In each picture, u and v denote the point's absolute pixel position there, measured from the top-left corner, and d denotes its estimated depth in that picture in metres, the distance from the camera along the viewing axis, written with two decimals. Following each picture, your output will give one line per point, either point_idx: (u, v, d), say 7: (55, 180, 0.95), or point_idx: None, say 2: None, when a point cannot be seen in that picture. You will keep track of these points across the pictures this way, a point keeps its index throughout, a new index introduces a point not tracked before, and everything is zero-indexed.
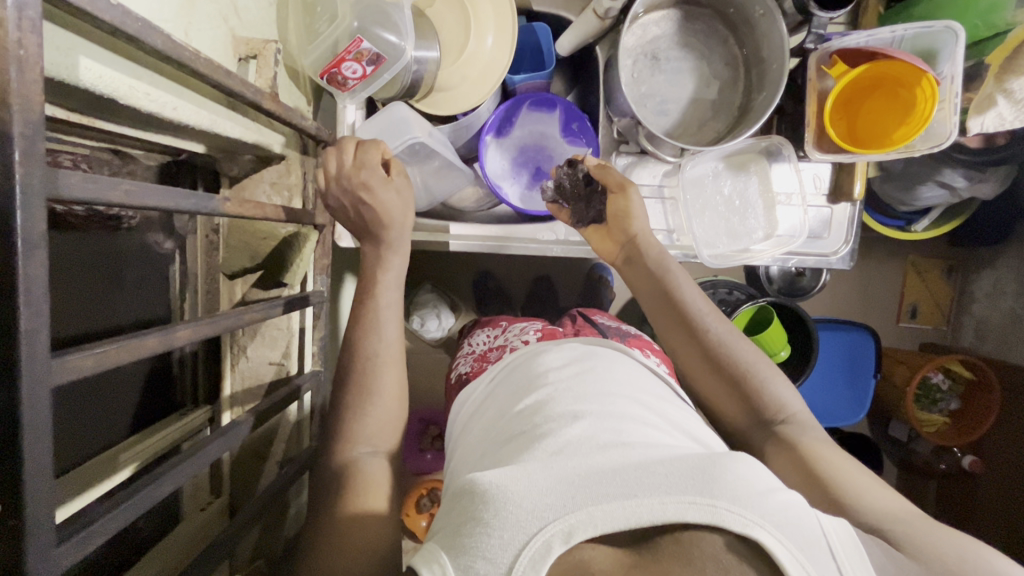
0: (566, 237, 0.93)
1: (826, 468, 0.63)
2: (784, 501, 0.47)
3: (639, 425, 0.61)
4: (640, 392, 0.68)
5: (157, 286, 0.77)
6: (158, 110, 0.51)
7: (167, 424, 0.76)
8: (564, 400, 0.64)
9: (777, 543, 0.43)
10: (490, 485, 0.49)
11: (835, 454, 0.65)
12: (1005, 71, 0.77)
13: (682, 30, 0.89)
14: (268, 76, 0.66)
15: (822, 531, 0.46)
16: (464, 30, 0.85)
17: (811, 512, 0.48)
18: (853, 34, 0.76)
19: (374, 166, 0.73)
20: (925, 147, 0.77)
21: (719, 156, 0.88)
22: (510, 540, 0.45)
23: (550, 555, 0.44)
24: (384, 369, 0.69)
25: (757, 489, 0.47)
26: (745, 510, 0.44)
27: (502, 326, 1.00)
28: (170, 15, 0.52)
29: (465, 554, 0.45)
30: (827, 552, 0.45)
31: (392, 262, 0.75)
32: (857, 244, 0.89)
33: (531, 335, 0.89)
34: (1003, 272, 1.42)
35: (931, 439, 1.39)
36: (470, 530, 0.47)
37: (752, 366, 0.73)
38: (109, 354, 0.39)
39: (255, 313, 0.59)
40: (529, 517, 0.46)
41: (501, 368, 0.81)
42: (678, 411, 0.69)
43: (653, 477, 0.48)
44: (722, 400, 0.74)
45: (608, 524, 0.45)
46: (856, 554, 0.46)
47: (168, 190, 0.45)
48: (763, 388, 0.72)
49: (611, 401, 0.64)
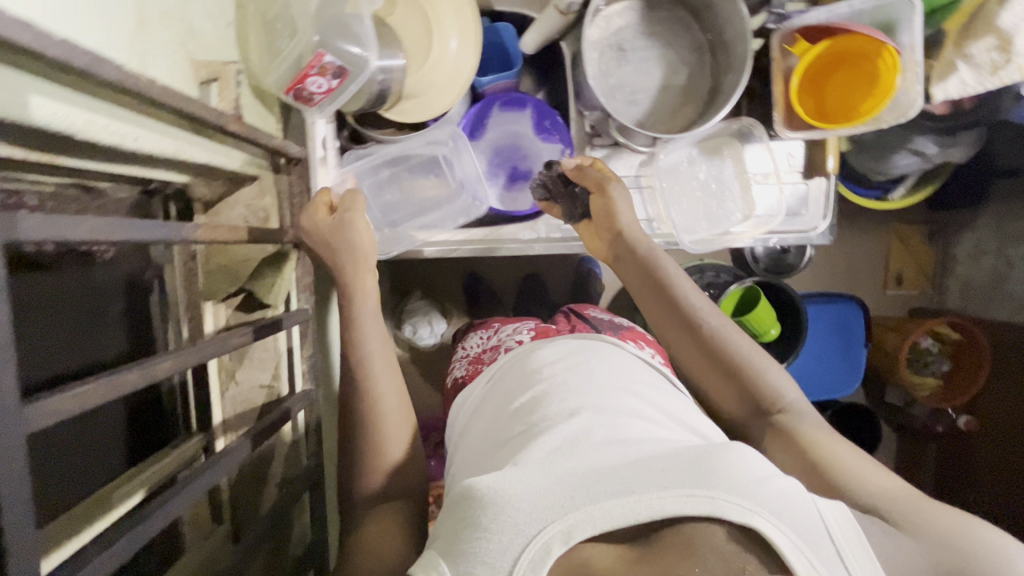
0: (548, 234, 0.93)
1: (821, 453, 0.63)
2: (780, 488, 0.48)
3: (635, 420, 0.61)
4: (635, 384, 0.68)
5: (139, 318, 0.77)
6: (119, 142, 0.51)
7: (162, 456, 0.75)
8: (559, 397, 0.64)
9: (776, 531, 0.43)
10: (487, 488, 0.49)
11: (832, 440, 0.65)
12: (963, 37, 0.78)
13: (646, 18, 0.89)
14: (231, 98, 0.67)
15: (821, 518, 0.47)
16: (426, 33, 0.83)
17: (808, 498, 0.48)
18: (811, 11, 0.76)
19: (315, 211, 0.75)
20: (892, 118, 0.77)
21: (693, 142, 0.89)
22: (509, 543, 0.45)
23: (550, 556, 0.44)
24: (387, 388, 0.71)
25: (753, 478, 0.48)
26: (741, 498, 0.45)
27: (495, 327, 1.00)
28: (123, 45, 0.51)
29: (465, 560, 0.45)
30: (827, 538, 0.45)
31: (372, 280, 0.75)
32: (834, 219, 0.90)
33: (525, 334, 0.90)
34: (984, 232, 1.43)
35: (929, 403, 1.41)
36: (468, 535, 0.47)
37: (748, 355, 0.73)
38: (91, 392, 0.39)
39: (237, 338, 0.59)
40: (527, 519, 0.46)
41: (497, 370, 0.81)
42: (674, 402, 0.69)
43: (650, 473, 0.48)
44: (718, 390, 0.74)
45: (606, 523, 0.45)
46: (857, 540, 0.46)
47: (134, 222, 0.44)
48: (759, 375, 0.72)
49: (605, 395, 0.64)
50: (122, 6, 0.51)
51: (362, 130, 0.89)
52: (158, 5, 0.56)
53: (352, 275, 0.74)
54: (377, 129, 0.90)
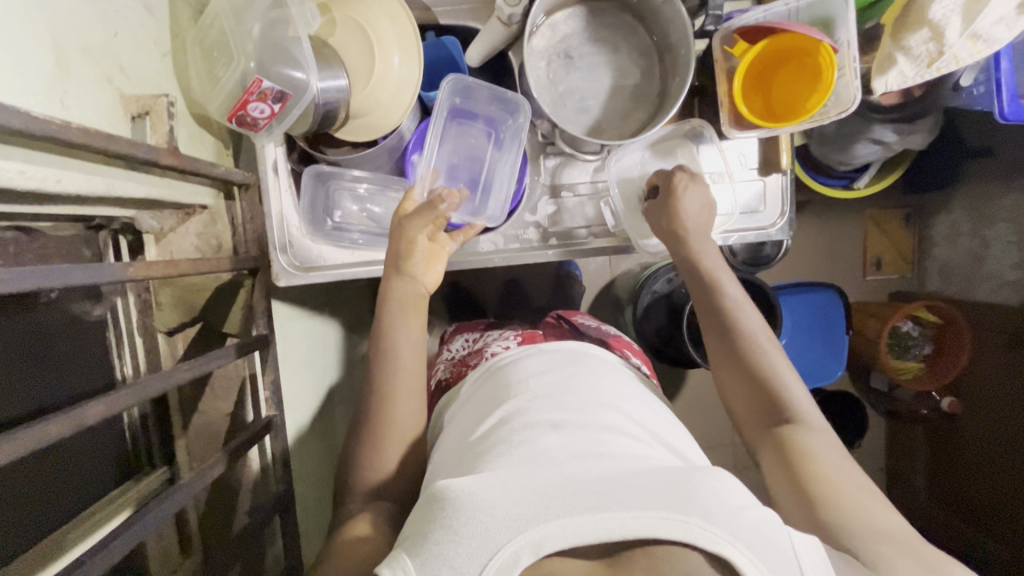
0: (506, 246, 0.89)
1: (817, 476, 0.63)
2: (756, 518, 0.47)
3: (619, 436, 0.60)
4: (618, 400, 0.67)
5: (92, 356, 0.75)
6: (41, 186, 0.50)
7: (125, 490, 0.76)
8: (542, 407, 0.64)
9: (748, 562, 0.43)
10: (461, 491, 0.49)
11: (840, 473, 0.63)
12: (899, 30, 0.78)
13: (592, 24, 0.89)
14: (163, 132, 0.65)
15: (794, 551, 0.47)
16: (368, 52, 0.81)
17: (783, 531, 0.48)
18: (750, 11, 0.78)
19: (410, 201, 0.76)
20: (835, 113, 0.77)
21: (645, 146, 0.90)
22: (477, 548, 0.45)
23: (518, 565, 0.44)
24: (404, 402, 0.70)
25: (733, 505, 0.47)
26: (716, 528, 0.44)
27: (480, 333, 1.00)
28: (39, 87, 0.51)
29: (432, 563, 0.46)
30: (796, 569, 0.46)
31: (420, 280, 0.75)
32: (792, 214, 0.90)
33: (512, 341, 0.89)
34: (957, 213, 1.43)
35: (910, 387, 1.41)
36: (437, 538, 0.47)
37: (776, 369, 0.72)
38: (6, 449, 0.40)
39: (180, 374, 0.60)
40: (497, 527, 0.46)
41: (475, 380, 0.79)
42: (655, 417, 0.69)
43: (626, 492, 0.47)
44: (739, 400, 0.73)
45: (577, 537, 0.45)
46: (825, 571, 0.47)
47: (45, 269, 0.45)
48: (779, 392, 0.71)
49: (587, 410, 0.63)
50: (37, 49, 0.51)
51: (315, 152, 0.87)
52: (79, 44, 0.56)
53: (395, 277, 0.74)
54: (331, 149, 0.87)
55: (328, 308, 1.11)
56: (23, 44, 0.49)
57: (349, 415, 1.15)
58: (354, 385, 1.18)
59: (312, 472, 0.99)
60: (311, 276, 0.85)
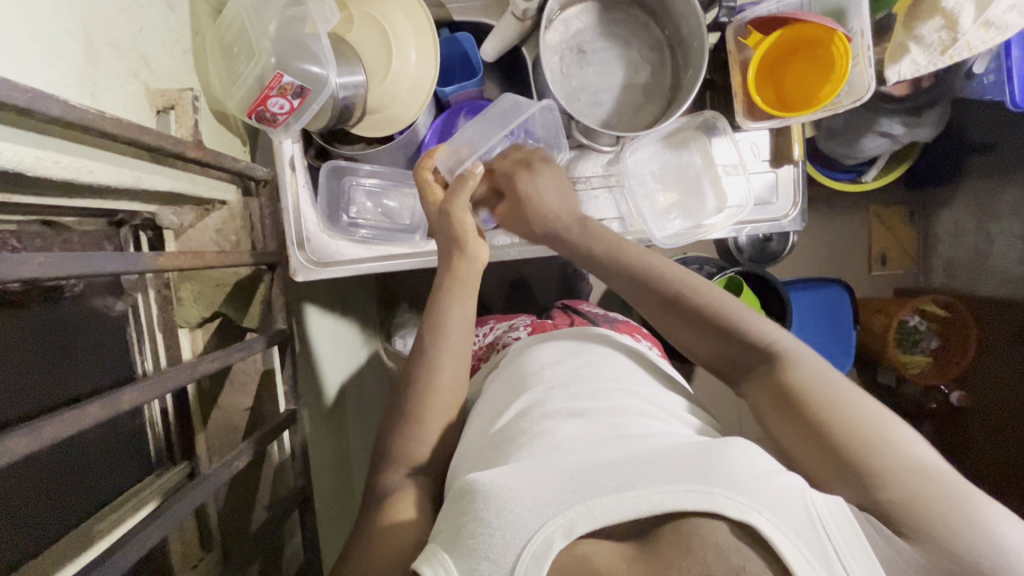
0: (521, 239, 0.90)
1: (822, 417, 0.56)
2: (780, 484, 0.46)
3: (639, 418, 0.60)
4: (635, 384, 0.67)
5: (115, 352, 0.75)
6: (75, 176, 0.51)
7: (147, 484, 0.76)
8: (560, 398, 0.63)
9: (773, 527, 0.43)
10: (490, 483, 0.49)
11: (836, 392, 0.58)
12: (911, 19, 0.79)
13: (603, 20, 0.90)
14: (189, 125, 0.66)
15: (814, 515, 0.45)
16: (385, 48, 0.82)
17: (803, 493, 0.47)
18: (761, 3, 0.80)
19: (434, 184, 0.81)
20: (848, 102, 0.79)
21: (658, 139, 0.91)
22: (512, 538, 0.45)
23: (553, 550, 0.44)
24: (430, 396, 0.69)
25: (755, 474, 0.47)
26: (741, 496, 0.44)
27: (490, 325, 1.01)
28: (71, 80, 0.52)
29: (469, 556, 0.45)
30: (821, 536, 0.44)
31: (476, 257, 0.77)
32: (805, 205, 0.90)
33: (521, 331, 0.91)
34: (961, 208, 1.44)
35: (920, 381, 1.40)
36: (471, 530, 0.46)
37: (721, 307, 0.68)
38: (46, 432, 0.40)
39: (207, 364, 0.60)
40: (530, 514, 0.45)
41: (504, 363, 0.80)
42: (671, 397, 0.68)
43: (649, 468, 0.47)
44: (703, 344, 0.69)
45: (607, 517, 0.45)
46: (853, 537, 0.45)
47: (87, 256, 0.46)
48: (737, 326, 0.67)
49: (608, 396, 0.63)
50: (69, 42, 0.52)
51: (331, 148, 0.88)
52: (106, 37, 0.57)
53: (456, 257, 0.76)
54: (346, 145, 0.89)
55: (339, 306, 1.12)
56: (56, 36, 0.50)
57: (359, 413, 1.15)
58: (364, 384, 1.18)
59: (327, 469, 0.99)
60: (328, 271, 0.85)
